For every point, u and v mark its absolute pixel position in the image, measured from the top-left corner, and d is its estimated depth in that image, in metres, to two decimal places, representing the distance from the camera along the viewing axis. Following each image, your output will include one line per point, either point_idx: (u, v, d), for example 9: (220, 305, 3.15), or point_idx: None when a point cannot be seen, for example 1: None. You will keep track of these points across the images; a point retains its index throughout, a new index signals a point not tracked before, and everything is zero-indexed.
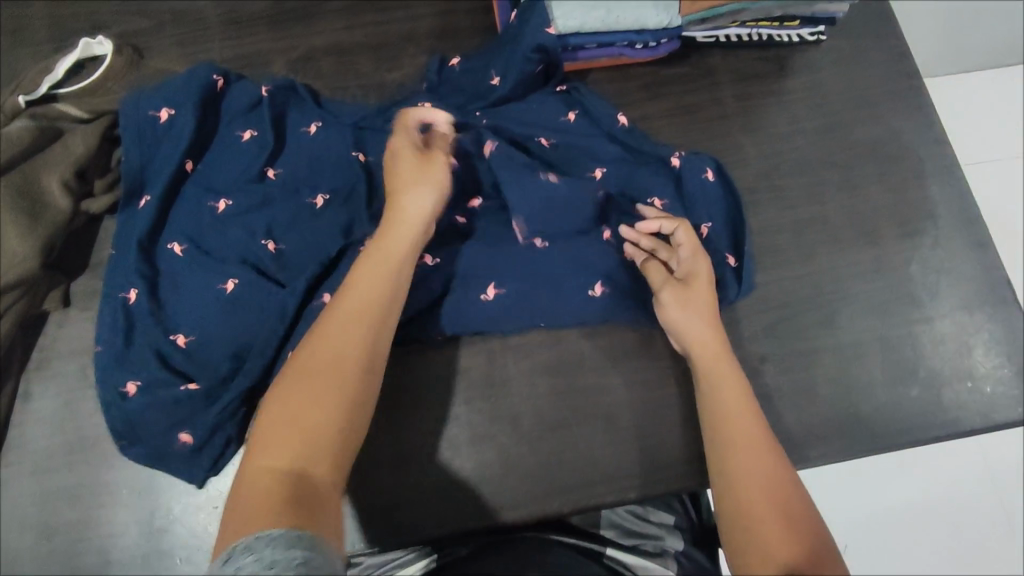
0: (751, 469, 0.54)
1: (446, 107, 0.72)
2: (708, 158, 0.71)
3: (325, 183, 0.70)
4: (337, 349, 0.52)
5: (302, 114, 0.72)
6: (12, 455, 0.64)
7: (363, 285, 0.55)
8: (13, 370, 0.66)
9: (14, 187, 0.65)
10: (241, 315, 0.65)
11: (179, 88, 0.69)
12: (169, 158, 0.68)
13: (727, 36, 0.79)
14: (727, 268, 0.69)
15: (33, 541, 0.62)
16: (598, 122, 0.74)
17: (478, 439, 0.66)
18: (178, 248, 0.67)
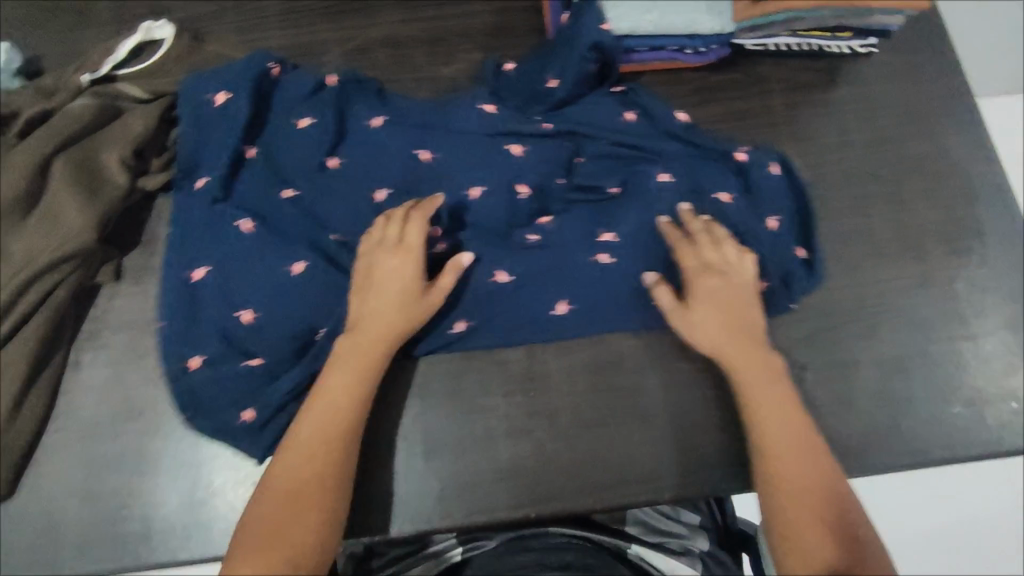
0: (793, 478, 0.58)
1: (507, 110, 0.73)
2: (772, 152, 0.74)
3: (387, 178, 0.70)
4: (315, 455, 0.58)
5: (366, 107, 0.73)
6: (61, 420, 0.66)
7: (346, 388, 0.60)
8: (65, 338, 0.67)
9: (74, 162, 0.68)
10: (307, 297, 0.66)
11: (237, 73, 0.70)
12: (230, 142, 0.69)
13: (778, 45, 0.79)
14: (797, 263, 0.72)
15: (76, 507, 0.64)
16: (657, 121, 0.74)
17: (515, 432, 0.66)
18: (247, 225, 0.68)
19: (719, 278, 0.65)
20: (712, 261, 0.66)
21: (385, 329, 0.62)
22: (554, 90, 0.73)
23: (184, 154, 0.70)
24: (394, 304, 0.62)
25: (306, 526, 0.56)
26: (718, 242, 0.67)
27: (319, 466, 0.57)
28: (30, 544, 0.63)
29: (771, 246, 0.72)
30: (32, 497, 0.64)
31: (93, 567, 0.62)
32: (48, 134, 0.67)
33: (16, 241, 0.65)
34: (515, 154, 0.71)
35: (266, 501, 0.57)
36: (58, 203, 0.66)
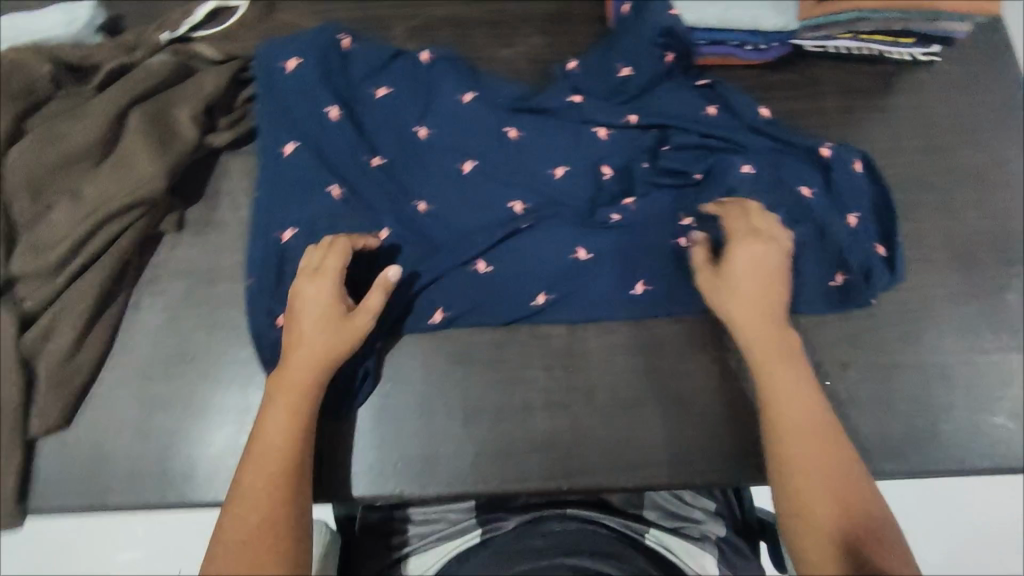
0: (809, 452, 0.57)
1: (593, 100, 0.76)
2: (856, 150, 0.75)
3: (471, 151, 0.74)
4: (263, 498, 0.55)
5: (451, 83, 0.76)
6: (118, 359, 0.69)
7: (276, 423, 0.59)
8: (127, 281, 0.70)
9: (148, 115, 0.70)
10: (394, 262, 0.70)
11: (310, 42, 0.74)
12: (314, 108, 0.72)
13: (837, 49, 0.79)
14: (878, 260, 0.72)
15: (128, 443, 0.66)
16: (739, 115, 0.76)
17: (552, 405, 0.68)
18: (337, 191, 0.70)
19: (762, 246, 0.64)
20: (760, 228, 0.66)
21: (307, 358, 0.60)
22: (630, 79, 0.76)
23: (265, 116, 0.73)
24: (314, 332, 0.61)
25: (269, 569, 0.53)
26: (761, 214, 0.67)
27: (263, 503, 0.55)
28: (82, 475, 0.65)
29: (851, 242, 0.72)
30: (86, 431, 0.66)
31: (140, 501, 0.65)
32: (127, 86, 0.71)
33: (90, 185, 0.68)
34: (601, 137, 0.75)
35: (218, 560, 0.53)
36: (132, 152, 0.69)
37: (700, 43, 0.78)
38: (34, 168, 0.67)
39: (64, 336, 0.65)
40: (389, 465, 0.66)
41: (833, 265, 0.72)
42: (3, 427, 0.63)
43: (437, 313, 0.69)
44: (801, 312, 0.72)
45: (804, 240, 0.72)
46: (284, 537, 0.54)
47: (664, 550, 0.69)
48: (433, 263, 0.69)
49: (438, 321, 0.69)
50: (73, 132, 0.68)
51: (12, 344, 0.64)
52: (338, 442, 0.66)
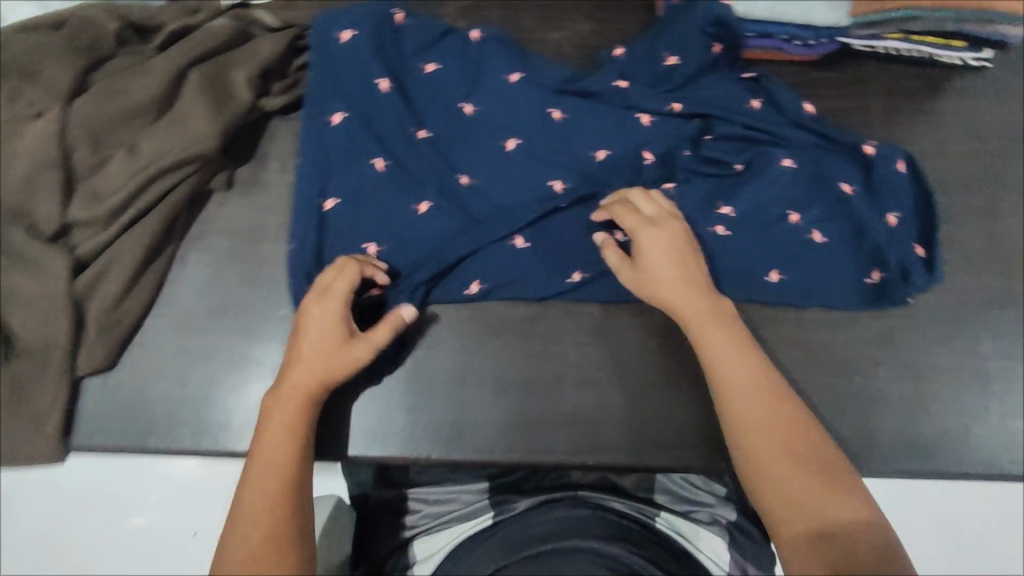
0: (755, 411, 0.56)
1: (641, 86, 0.76)
2: (901, 150, 0.73)
3: (515, 129, 0.75)
4: (266, 511, 0.52)
5: (499, 61, 0.76)
6: (163, 309, 0.71)
7: (274, 436, 0.56)
8: (176, 234, 0.72)
9: (207, 76, 0.72)
10: (432, 235, 0.70)
11: (364, 14, 0.74)
12: (363, 80, 0.73)
13: (886, 49, 0.79)
14: (916, 260, 0.72)
15: (168, 390, 0.68)
16: (783, 110, 0.76)
17: (582, 381, 0.68)
18: (381, 163, 0.71)
19: (666, 229, 0.65)
20: (652, 213, 0.66)
21: (308, 378, 0.59)
22: (676, 68, 0.76)
23: (316, 86, 0.73)
24: (317, 354, 0.60)
25: None
26: (646, 197, 0.67)
27: (266, 514, 0.52)
28: (123, 416, 0.67)
29: (889, 241, 0.71)
30: (129, 375, 0.68)
31: (177, 446, 0.67)
32: (189, 47, 0.73)
33: (148, 140, 0.70)
34: (644, 122, 0.75)
35: None
36: (190, 109, 0.71)
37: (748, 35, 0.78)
38: (95, 119, 0.69)
39: (115, 283, 0.68)
40: (417, 429, 0.67)
41: (868, 262, 0.72)
42: (52, 365, 0.65)
43: (473, 284, 0.70)
44: (834, 306, 0.71)
45: (840, 236, 0.72)
46: (288, 549, 0.51)
47: (676, 533, 0.69)
48: (471, 237, 0.69)
49: (473, 292, 0.70)
50: (134, 87, 0.70)
51: (65, 286, 0.66)
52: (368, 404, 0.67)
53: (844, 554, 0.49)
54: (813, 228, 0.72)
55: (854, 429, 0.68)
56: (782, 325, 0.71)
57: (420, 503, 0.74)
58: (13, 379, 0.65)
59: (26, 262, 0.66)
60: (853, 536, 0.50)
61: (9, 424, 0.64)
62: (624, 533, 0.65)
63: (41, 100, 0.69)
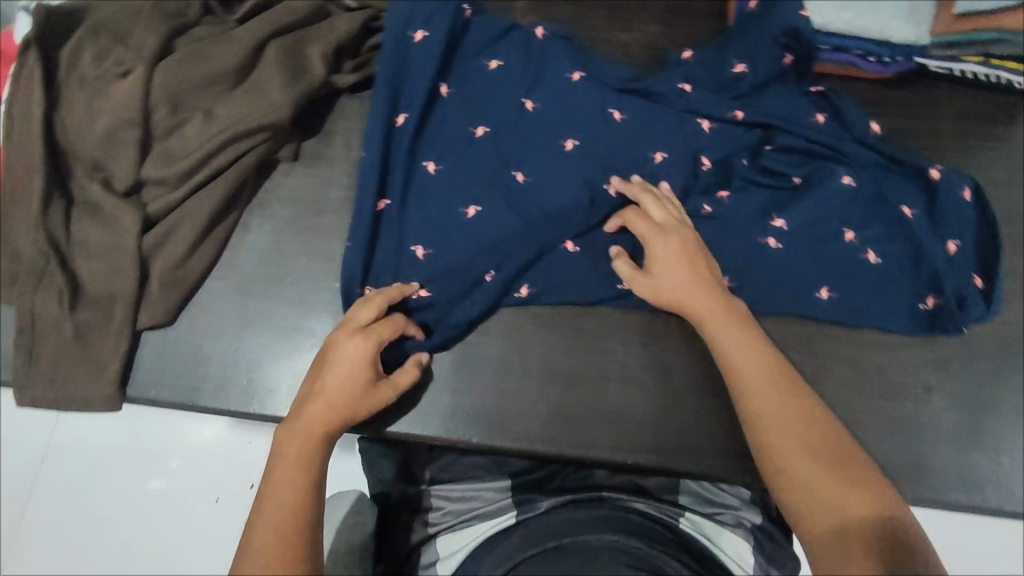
0: (770, 406, 0.56)
1: (702, 91, 0.74)
2: (967, 177, 0.70)
3: (574, 129, 0.73)
4: (273, 549, 0.49)
5: (565, 59, 0.75)
6: (223, 272, 0.73)
7: (289, 460, 0.55)
8: (242, 200, 0.74)
9: (283, 48, 0.74)
10: (479, 236, 0.69)
11: (435, 11, 0.73)
12: (426, 78, 0.72)
13: (964, 72, 0.77)
14: (974, 290, 0.69)
15: (223, 349, 0.70)
16: (850, 126, 0.74)
17: (627, 380, 0.68)
18: (433, 167, 0.72)
19: (676, 234, 0.66)
20: (663, 219, 0.67)
21: (326, 409, 0.58)
22: (744, 76, 0.76)
23: (381, 82, 0.71)
24: (339, 391, 0.59)
25: None
26: (656, 203, 0.68)
27: (279, 544, 0.49)
28: (177, 372, 0.69)
29: (947, 268, 0.69)
30: (186, 332, 0.70)
31: (228, 405, 0.69)
32: (269, 19, 0.75)
33: (224, 106, 0.73)
34: (703, 129, 0.74)
35: None
36: (266, 80, 0.73)
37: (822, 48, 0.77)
38: (176, 83, 0.72)
39: (180, 244, 0.70)
40: (458, 413, 0.67)
41: (923, 287, 0.69)
42: (117, 315, 0.67)
43: (524, 288, 0.69)
44: (889, 330, 0.70)
45: (896, 256, 0.70)
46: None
47: (702, 536, 0.64)
48: (522, 240, 0.69)
49: (524, 295, 0.69)
50: (214, 55, 0.73)
51: (135, 240, 0.68)
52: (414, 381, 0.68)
53: (867, 543, 0.47)
54: (868, 248, 0.70)
55: (903, 454, 0.67)
56: (834, 340, 0.70)
57: (442, 500, 0.69)
58: (79, 326, 0.67)
59: (102, 216, 0.69)
60: (873, 527, 0.48)
61: (71, 369, 0.66)
62: (643, 530, 0.60)
63: (127, 61, 0.71)
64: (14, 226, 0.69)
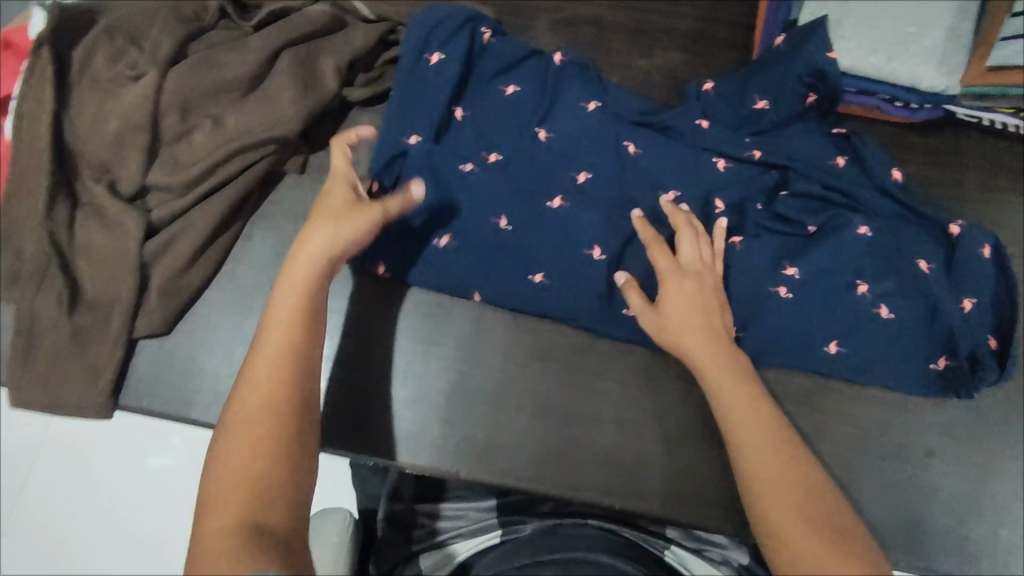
0: (771, 472, 0.54)
1: (718, 127, 0.73)
2: (988, 233, 0.67)
3: (587, 163, 0.72)
4: (270, 384, 0.52)
5: (580, 90, 0.73)
6: (224, 284, 0.72)
7: (267, 362, 0.53)
8: (246, 211, 0.74)
9: (298, 59, 0.74)
10: (493, 260, 0.69)
11: (451, 34, 0.72)
12: (439, 101, 0.71)
13: (992, 121, 0.75)
14: (989, 350, 0.66)
15: (219, 362, 0.70)
16: (871, 173, 0.72)
17: (622, 422, 0.67)
18: (468, 167, 0.70)
19: (693, 279, 0.64)
20: (688, 258, 0.65)
21: (293, 312, 0.55)
22: (765, 113, 0.73)
23: (399, 102, 0.71)
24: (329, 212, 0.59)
25: (274, 451, 0.49)
26: (689, 237, 0.66)
27: (279, 375, 0.52)
28: (171, 383, 0.69)
29: (963, 327, 0.66)
30: (183, 342, 0.70)
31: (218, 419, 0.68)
32: (284, 28, 0.74)
33: (234, 114, 0.72)
34: (719, 168, 0.73)
35: (231, 446, 0.49)
36: (278, 92, 0.72)
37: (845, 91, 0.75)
38: (187, 88, 0.71)
39: (179, 256, 0.69)
40: (452, 443, 0.67)
41: (937, 347, 0.67)
42: (115, 321, 0.67)
43: (538, 274, 0.69)
44: (895, 389, 0.68)
45: (910, 314, 0.67)
46: (278, 497, 0.47)
47: (683, 568, 0.62)
48: (530, 268, 0.69)
49: (540, 282, 0.69)
50: (229, 62, 0.72)
51: (137, 247, 0.68)
52: (409, 408, 0.68)
53: None
54: (881, 303, 0.68)
55: (897, 520, 0.65)
56: (836, 395, 0.68)
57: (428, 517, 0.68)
58: (76, 330, 0.67)
59: (106, 219, 0.69)
60: None
61: (67, 373, 0.67)
62: (627, 551, 0.61)
63: (140, 64, 0.71)
64: (17, 225, 0.69)
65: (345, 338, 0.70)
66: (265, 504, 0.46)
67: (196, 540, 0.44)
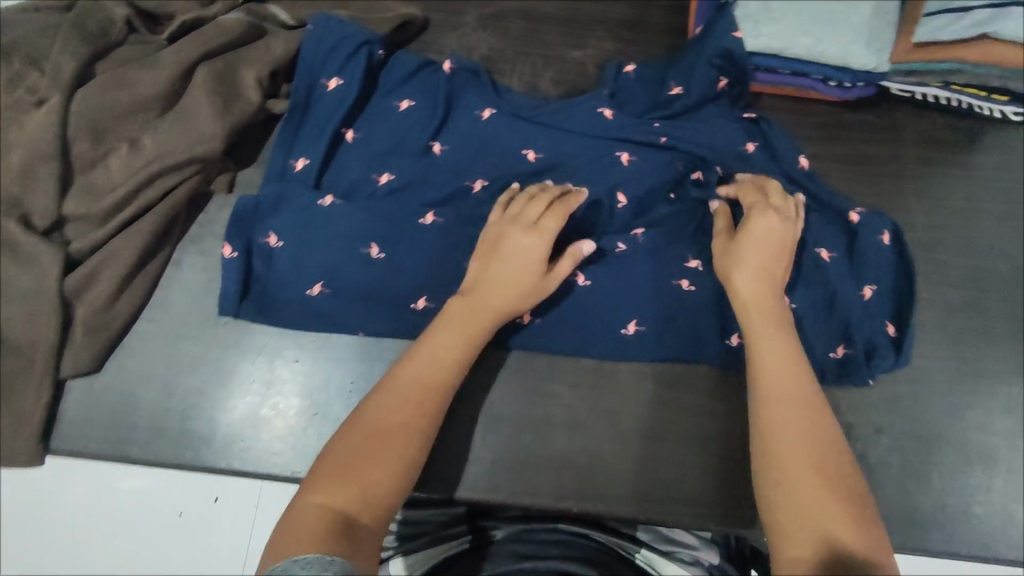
0: (789, 419, 0.54)
1: (625, 117, 0.73)
2: (888, 220, 0.70)
3: (485, 169, 0.72)
4: (409, 405, 0.58)
5: (478, 97, 0.75)
6: (155, 314, 0.69)
7: (416, 382, 0.59)
8: (172, 237, 0.70)
9: (215, 71, 0.70)
10: (384, 282, 0.68)
11: (345, 58, 0.72)
12: (329, 122, 0.71)
13: (924, 95, 0.76)
14: (885, 339, 0.67)
15: (154, 396, 0.67)
16: (779, 158, 0.73)
17: (574, 425, 0.67)
18: (330, 200, 0.69)
19: (780, 222, 0.63)
20: (778, 205, 0.65)
21: (452, 351, 0.61)
22: (678, 99, 0.74)
23: (292, 128, 0.72)
24: (516, 273, 0.63)
25: (385, 467, 0.54)
26: (778, 191, 0.66)
27: (422, 395, 0.59)
28: (104, 424, 0.66)
29: (860, 316, 0.68)
30: (113, 380, 0.67)
31: (157, 456, 0.65)
32: (197, 41, 0.71)
33: (150, 135, 0.68)
34: (623, 161, 0.72)
35: (351, 440, 0.55)
36: (196, 109, 0.69)
37: (754, 69, 0.75)
38: (98, 110, 0.67)
39: (103, 287, 0.66)
40: None
41: (831, 335, 0.68)
42: (37, 364, 0.64)
43: (422, 301, 0.68)
44: None
45: (811, 304, 0.68)
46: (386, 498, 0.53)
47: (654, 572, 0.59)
48: (438, 281, 0.69)
49: (422, 308, 0.68)
50: (140, 81, 0.69)
51: (56, 284, 0.65)
52: None
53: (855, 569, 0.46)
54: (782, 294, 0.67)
55: None
56: None
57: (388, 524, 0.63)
58: None
59: (17, 255, 0.65)
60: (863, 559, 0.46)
61: None
62: (596, 557, 0.58)
63: (41, 88, 0.67)
64: None
65: (289, 362, 0.69)
66: (358, 507, 0.51)
67: (292, 506, 0.51)
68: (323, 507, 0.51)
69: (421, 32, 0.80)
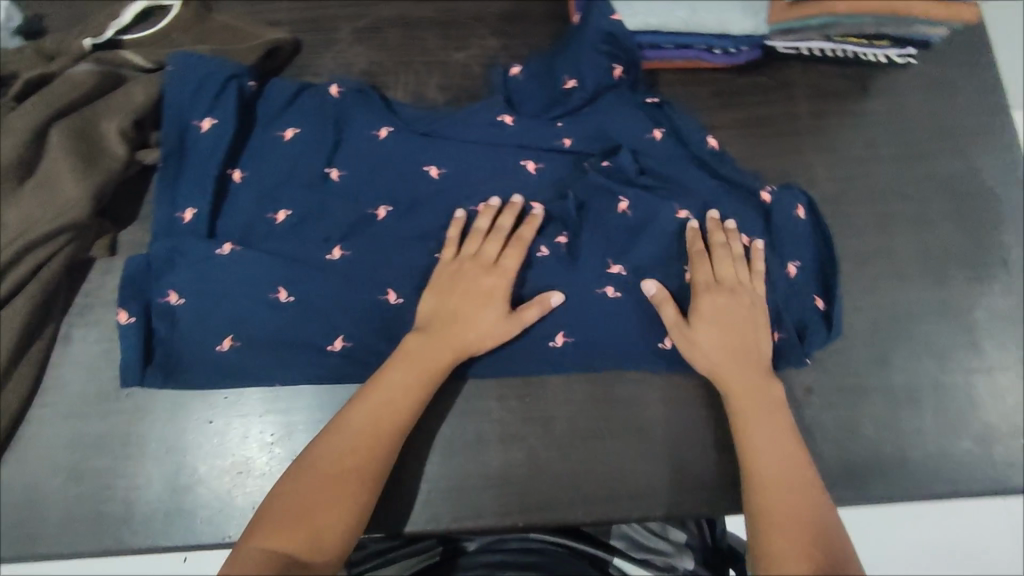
0: (767, 447, 0.59)
1: (524, 119, 0.70)
2: (800, 193, 0.70)
3: (382, 191, 0.69)
4: (363, 446, 0.56)
5: (370, 116, 0.71)
6: (48, 397, 0.65)
7: (371, 416, 0.58)
8: (55, 314, 0.66)
9: (73, 129, 0.65)
10: (293, 325, 0.65)
11: (212, 95, 0.68)
12: (209, 165, 0.67)
13: (811, 50, 0.76)
14: (814, 315, 0.68)
15: (62, 485, 0.63)
16: (686, 141, 0.71)
17: (508, 438, 0.65)
18: (228, 247, 0.65)
19: (728, 297, 0.64)
20: (724, 276, 0.65)
21: (407, 383, 0.60)
22: (574, 91, 0.71)
23: (172, 177, 0.68)
24: (467, 305, 0.63)
25: (337, 507, 0.53)
26: (724, 257, 0.66)
27: (374, 433, 0.57)
28: (12, 523, 0.62)
29: (787, 293, 0.69)
30: (15, 476, 0.63)
31: (74, 547, 0.62)
32: (47, 99, 0.65)
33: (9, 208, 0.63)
34: (528, 170, 0.70)
35: (306, 479, 0.54)
36: (55, 173, 0.64)
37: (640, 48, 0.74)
38: None
39: None
40: None
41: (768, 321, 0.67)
42: None
43: (337, 341, 0.66)
44: None
45: None
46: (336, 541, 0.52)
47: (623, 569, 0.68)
48: (346, 315, 0.66)
49: (337, 347, 0.66)
50: None
51: None
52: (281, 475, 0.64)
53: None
54: None
55: None
56: None
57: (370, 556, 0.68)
58: None
59: None
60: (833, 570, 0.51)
61: None
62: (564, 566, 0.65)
63: None
64: None
65: (203, 424, 0.65)
66: (308, 548, 0.51)
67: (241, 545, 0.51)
68: (270, 549, 0.50)
69: (294, 55, 0.77)
